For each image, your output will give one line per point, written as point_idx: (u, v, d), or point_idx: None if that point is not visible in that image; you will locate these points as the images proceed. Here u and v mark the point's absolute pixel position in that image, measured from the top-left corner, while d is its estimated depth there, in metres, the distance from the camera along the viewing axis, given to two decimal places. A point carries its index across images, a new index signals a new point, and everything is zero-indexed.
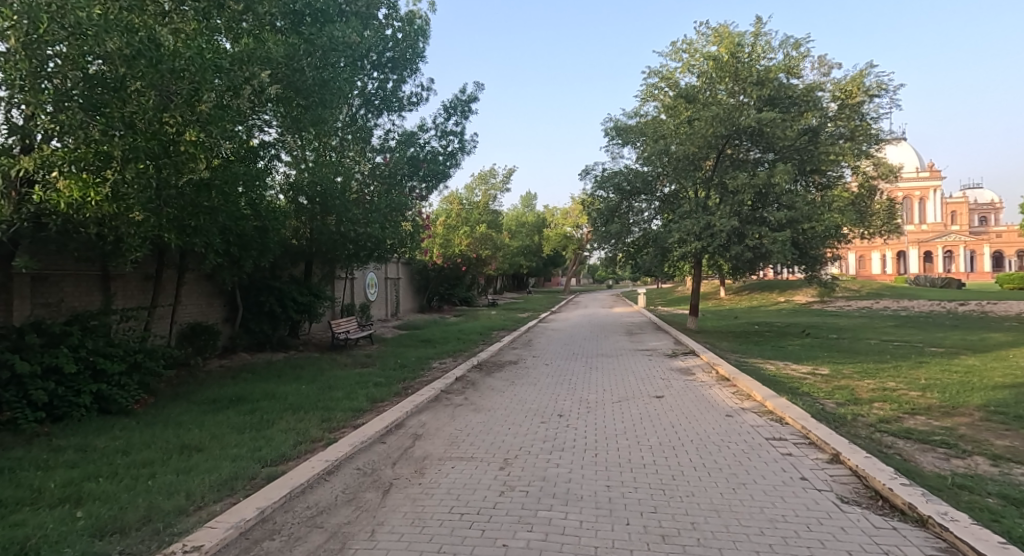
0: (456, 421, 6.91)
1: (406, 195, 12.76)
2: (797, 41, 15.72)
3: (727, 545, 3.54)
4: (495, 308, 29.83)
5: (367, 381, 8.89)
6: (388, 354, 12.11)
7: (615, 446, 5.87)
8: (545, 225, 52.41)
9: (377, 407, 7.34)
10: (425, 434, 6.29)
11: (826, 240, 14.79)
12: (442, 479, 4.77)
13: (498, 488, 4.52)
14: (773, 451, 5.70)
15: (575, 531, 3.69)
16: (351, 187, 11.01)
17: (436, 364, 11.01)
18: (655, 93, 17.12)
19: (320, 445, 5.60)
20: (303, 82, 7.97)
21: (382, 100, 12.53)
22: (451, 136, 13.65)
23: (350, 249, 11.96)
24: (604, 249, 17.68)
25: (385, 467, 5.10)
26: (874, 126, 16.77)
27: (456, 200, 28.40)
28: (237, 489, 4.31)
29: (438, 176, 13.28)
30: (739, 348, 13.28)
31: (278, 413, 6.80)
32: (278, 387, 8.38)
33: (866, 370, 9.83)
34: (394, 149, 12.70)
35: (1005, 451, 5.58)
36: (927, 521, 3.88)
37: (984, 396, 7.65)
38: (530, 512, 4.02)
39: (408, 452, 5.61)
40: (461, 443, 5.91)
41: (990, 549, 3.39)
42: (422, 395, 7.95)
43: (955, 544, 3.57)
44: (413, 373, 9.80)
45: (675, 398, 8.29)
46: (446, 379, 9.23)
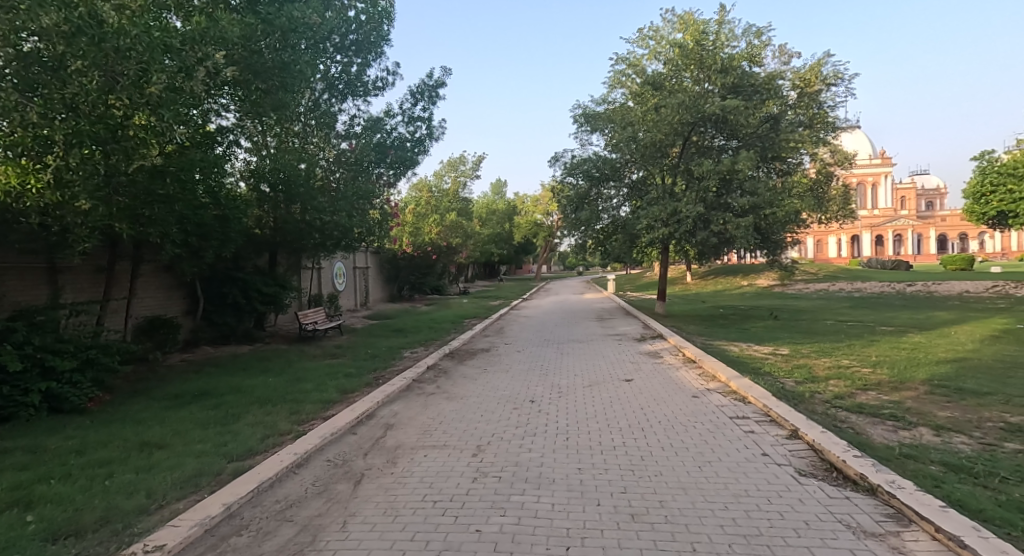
0: (428, 409, 7.00)
1: (373, 182, 12.65)
2: (759, 30, 16.04)
3: (693, 520, 3.73)
4: (467, 296, 29.95)
5: (337, 372, 8.87)
6: (359, 344, 12.09)
7: (586, 430, 6.04)
8: (514, 213, 52.42)
9: (348, 398, 7.35)
10: (397, 424, 6.35)
11: (787, 226, 15.24)
12: (415, 468, 4.86)
13: (471, 475, 4.63)
14: (736, 429, 5.96)
15: (547, 514, 3.83)
16: (315, 174, 10.87)
17: (408, 353, 11.03)
18: (622, 79, 17.45)
19: (288, 438, 5.61)
20: (261, 63, 7.92)
21: (346, 84, 12.26)
22: (419, 122, 13.57)
23: (316, 239, 11.81)
24: (574, 235, 17.92)
25: (356, 458, 5.16)
26: (831, 115, 17.37)
27: (425, 188, 28.84)
28: (200, 486, 4.32)
29: (406, 163, 13.22)
30: (705, 331, 13.62)
31: (245, 407, 6.77)
32: (243, 380, 8.30)
33: (823, 350, 10.29)
34: (360, 135, 12.47)
35: (946, 421, 5.94)
36: (877, 489, 4.15)
37: (929, 371, 8.11)
38: (504, 497, 4.14)
39: (380, 442, 5.68)
40: (434, 432, 5.99)
41: (932, 513, 3.66)
42: (394, 385, 7.99)
43: (901, 510, 3.85)
44: (383, 362, 9.84)
45: (644, 381, 8.53)
46: (417, 368, 9.28)
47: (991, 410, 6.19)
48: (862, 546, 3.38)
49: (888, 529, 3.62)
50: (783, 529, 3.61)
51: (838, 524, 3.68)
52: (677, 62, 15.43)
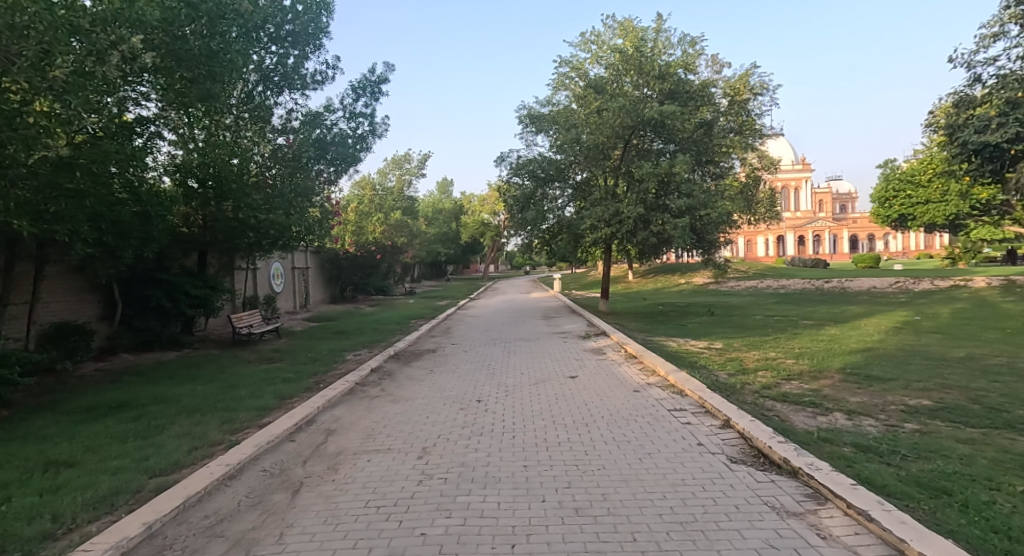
0: (372, 413, 7.03)
1: (312, 179, 12.45)
2: (693, 39, 16.83)
3: (634, 511, 4.00)
4: (412, 297, 29.81)
5: (274, 378, 8.73)
6: (298, 348, 11.89)
7: (532, 427, 6.26)
8: (461, 212, 52.39)
9: (286, 404, 7.27)
10: (338, 429, 6.37)
11: (720, 226, 16.05)
12: (357, 474, 4.92)
13: (416, 477, 4.74)
14: (675, 421, 6.32)
15: (492, 513, 3.99)
16: (248, 170, 10.73)
17: (351, 356, 10.95)
18: (566, 82, 17.96)
19: (219, 449, 5.52)
20: (185, 50, 7.60)
21: (282, 77, 11.79)
22: (361, 119, 13.45)
23: (251, 238, 11.56)
24: (520, 235, 18.27)
25: (295, 467, 5.15)
26: (758, 123, 18.54)
27: (367, 186, 28.85)
28: (117, 504, 4.21)
29: (347, 160, 13.06)
30: (646, 328, 14.16)
31: (170, 418, 6.60)
32: (169, 389, 8.05)
33: (752, 343, 10.97)
34: (298, 130, 12.11)
35: (857, 406, 6.52)
36: (798, 471, 4.56)
37: (843, 360, 8.85)
38: (449, 498, 4.27)
39: (320, 448, 5.69)
40: (377, 436, 6.05)
41: (843, 490, 4.07)
42: (335, 389, 7.95)
43: (818, 489, 4.25)
44: (324, 366, 9.74)
45: (588, 378, 8.85)
46: (360, 371, 9.25)
47: (894, 394, 6.84)
48: (785, 525, 3.71)
49: (807, 508, 3.99)
50: (716, 514, 3.92)
51: (763, 506, 4.04)
52: (618, 66, 15.87)
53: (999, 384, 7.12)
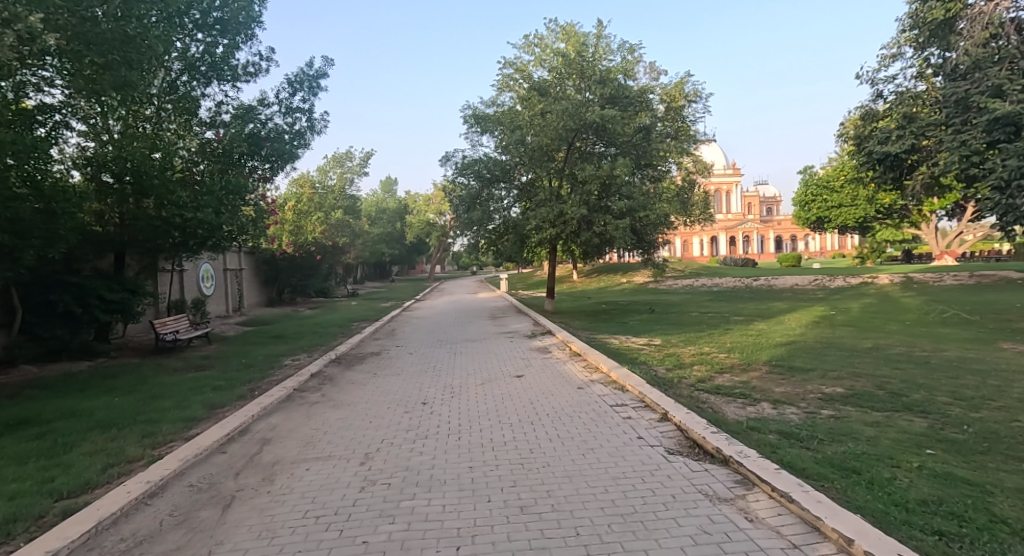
0: (311, 420, 6.93)
1: (245, 176, 12.06)
2: (632, 46, 17.42)
3: (577, 505, 4.19)
4: (355, 298, 29.35)
5: (203, 387, 8.43)
6: (230, 354, 11.51)
7: (478, 428, 6.38)
8: (406, 212, 51.93)
9: (216, 414, 7.05)
10: (274, 438, 6.24)
11: (658, 227, 16.70)
12: (294, 484, 4.82)
13: (358, 484, 4.73)
14: (616, 416, 6.59)
15: (436, 516, 4.06)
16: (172, 164, 10.24)
17: (289, 361, 10.72)
18: (510, 84, 18.28)
19: (138, 465, 5.28)
20: (96, 33, 7.23)
21: (209, 66, 11.47)
22: (298, 114, 13.16)
23: (175, 238, 11.01)
24: (466, 235, 18.45)
25: (226, 480, 4.96)
26: (693, 129, 19.44)
27: (306, 183, 27.21)
28: (18, 530, 3.91)
29: (283, 157, 12.46)
30: (590, 326, 14.56)
31: (80, 434, 6.28)
32: (83, 403, 7.66)
33: (688, 339, 11.52)
34: (229, 123, 11.79)
35: (781, 395, 7.01)
36: (729, 460, 4.89)
37: (770, 353, 9.46)
38: (392, 504, 4.30)
39: (254, 459, 5.53)
40: (317, 443, 5.98)
41: (768, 475, 4.41)
42: (271, 396, 7.78)
43: (746, 475, 4.58)
44: (259, 373, 9.48)
45: (533, 376, 9.06)
46: (299, 377, 9.08)
47: (814, 383, 7.40)
48: (716, 511, 3.99)
49: (736, 494, 4.30)
50: (654, 504, 4.17)
51: (697, 494, 4.32)
52: (561, 70, 16.25)
53: (900, 371, 7.87)
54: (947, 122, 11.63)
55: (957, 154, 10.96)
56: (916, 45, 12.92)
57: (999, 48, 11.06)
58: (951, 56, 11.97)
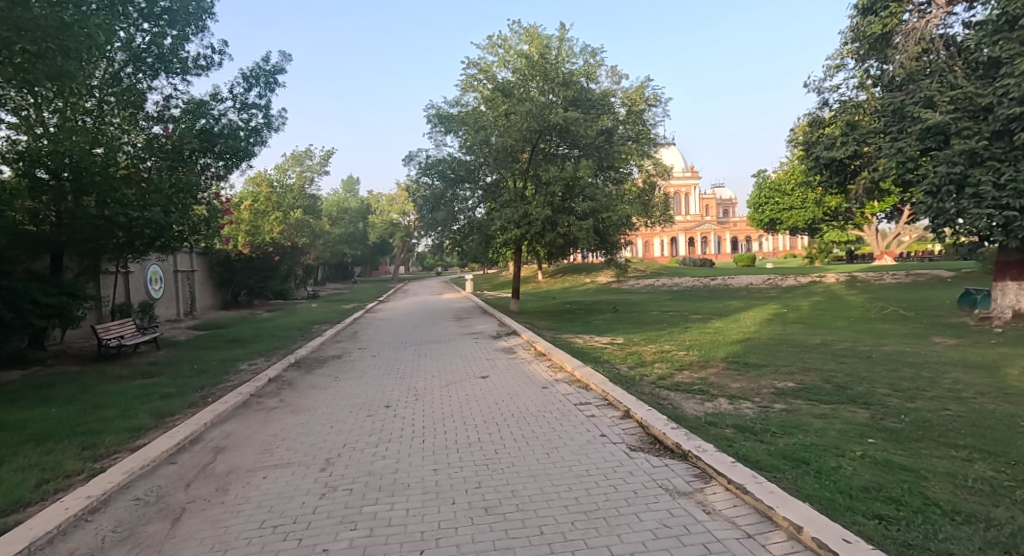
0: (269, 426, 6.79)
1: (197, 174, 11.71)
2: (594, 50, 17.69)
3: (541, 504, 4.28)
4: (315, 300, 28.83)
5: (151, 395, 8.14)
6: (182, 360, 11.14)
7: (443, 429, 6.41)
8: (368, 212, 51.23)
9: (164, 424, 6.81)
10: (229, 446, 6.07)
11: (620, 229, 17.03)
12: (250, 493, 4.69)
13: (319, 491, 4.67)
14: (579, 414, 6.73)
15: (400, 520, 4.07)
16: (114, 160, 9.82)
17: (245, 366, 10.45)
18: (474, 84, 18.35)
19: (78, 479, 5.03)
20: (29, 20, 6.77)
21: (157, 58, 11.15)
22: (254, 110, 12.88)
23: (120, 237, 10.38)
24: (431, 236, 18.44)
25: (176, 492, 4.76)
26: (653, 132, 19.88)
27: (264, 182, 27.23)
28: None
29: (238, 154, 12.19)
30: (554, 326, 14.70)
31: (13, 448, 5.95)
32: (18, 415, 7.29)
33: (650, 337, 11.78)
34: (179, 119, 11.46)
35: (737, 391, 7.27)
36: (688, 455, 5.06)
37: (726, 350, 9.79)
38: (354, 510, 4.28)
39: (207, 469, 5.35)
40: (274, 450, 5.87)
41: (725, 468, 4.60)
42: (226, 403, 7.58)
43: (704, 469, 4.77)
44: (213, 379, 9.22)
45: (498, 377, 9.14)
46: (256, 382, 8.88)
47: (767, 378, 7.70)
48: (676, 505, 4.14)
49: (694, 487, 4.48)
50: (617, 500, 4.29)
51: (658, 489, 4.47)
52: (525, 71, 16.38)
53: (845, 365, 8.28)
54: (886, 130, 12.39)
55: (894, 161, 11.72)
56: (857, 57, 13.87)
57: (931, 61, 11.91)
58: (888, 68, 12.81)
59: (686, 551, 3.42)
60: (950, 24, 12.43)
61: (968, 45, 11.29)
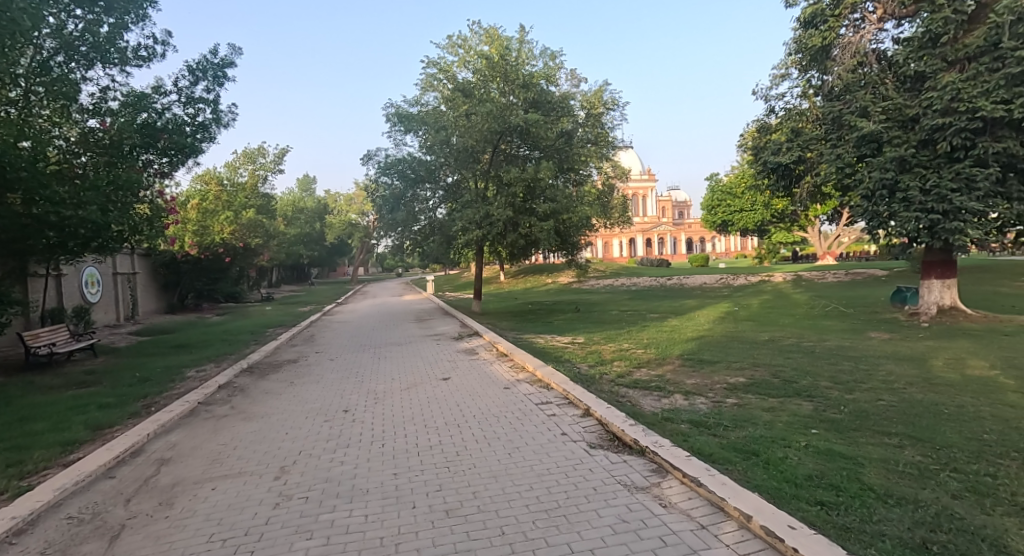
0: (218, 435, 6.59)
1: (139, 171, 11.12)
2: (554, 53, 17.90)
3: (502, 505, 4.34)
4: (269, 303, 28.11)
5: (87, 406, 7.77)
6: (122, 368, 10.68)
7: (403, 433, 6.41)
8: (326, 212, 50.22)
9: (101, 436, 6.50)
10: (174, 457, 5.85)
11: (580, 230, 17.28)
12: (198, 506, 4.53)
13: (272, 501, 4.58)
14: (541, 414, 6.83)
15: (358, 527, 4.05)
16: (44, 155, 9.13)
17: (192, 373, 10.09)
18: (434, 83, 18.31)
19: (5, 498, 4.74)
20: None
21: (92, 47, 10.54)
22: (201, 104, 12.46)
23: (51, 238, 9.87)
24: (391, 236, 18.28)
25: (115, 508, 4.55)
26: (612, 135, 20.25)
27: (212, 179, 25.43)
28: None
29: (184, 150, 11.56)
30: (516, 327, 14.78)
31: None
32: None
33: (609, 336, 12.01)
34: (117, 112, 10.79)
35: (692, 387, 7.51)
36: (646, 450, 5.21)
37: (682, 347, 10.09)
38: (311, 518, 4.23)
39: (150, 482, 5.13)
40: (224, 460, 5.69)
41: (680, 462, 4.76)
42: (171, 412, 7.30)
43: (660, 464, 4.93)
44: (156, 388, 8.88)
45: (460, 378, 9.16)
46: (204, 389, 8.60)
47: (720, 374, 7.98)
48: (634, 500, 4.27)
49: (652, 482, 4.63)
50: (577, 498, 4.40)
51: (617, 485, 4.60)
52: (485, 72, 16.46)
53: (792, 359, 8.67)
54: (827, 137, 13.06)
55: (833, 167, 12.47)
56: (799, 68, 14.40)
57: (866, 74, 12.63)
58: (828, 79, 13.47)
59: (644, 545, 3.54)
60: (881, 39, 13.21)
61: (897, 59, 12.10)
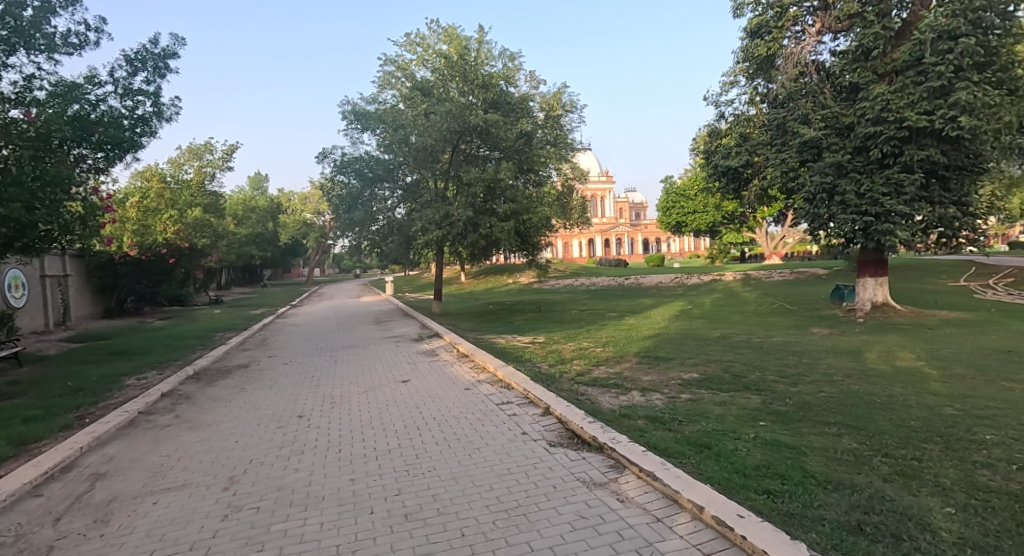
0: (160, 446, 6.35)
1: (71, 167, 10.36)
2: (513, 54, 17.98)
3: (463, 506, 4.38)
4: (218, 306, 27.17)
5: (13, 420, 7.34)
6: (52, 378, 10.13)
7: (361, 437, 6.36)
8: (279, 211, 48.93)
9: (29, 452, 6.15)
10: (111, 471, 5.59)
11: (540, 231, 17.46)
12: (137, 522, 4.35)
13: (221, 513, 4.47)
14: (502, 414, 6.89)
15: (314, 536, 4.01)
16: None
17: (132, 382, 9.67)
18: (392, 81, 18.15)
19: None
20: None
21: (14, 32, 9.45)
22: (139, 96, 11.95)
23: None
24: (348, 236, 18.04)
25: (45, 527, 4.31)
26: (571, 137, 20.47)
27: (155, 176, 25.00)
28: None
29: (120, 144, 10.85)
30: (476, 327, 14.82)
31: None
32: None
33: (569, 335, 12.19)
34: (45, 103, 9.97)
35: (648, 383, 7.72)
36: (604, 446, 5.34)
37: (639, 345, 10.35)
38: (263, 529, 4.15)
39: (83, 498, 4.89)
40: (166, 473, 5.49)
41: (637, 457, 4.90)
42: (107, 423, 6.98)
43: (618, 459, 5.07)
44: (91, 398, 8.47)
45: (419, 380, 9.13)
46: (146, 398, 8.26)
47: (675, 370, 8.23)
48: (593, 496, 4.38)
49: (610, 477, 4.76)
50: (537, 496, 4.48)
51: (576, 482, 4.70)
52: (444, 72, 16.49)
53: (741, 355, 9.01)
54: (772, 142, 13.61)
55: (778, 170, 12.75)
56: (748, 75, 14.86)
57: (806, 84, 13.15)
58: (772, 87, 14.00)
59: (602, 540, 3.64)
60: (819, 51, 13.80)
61: (833, 71, 12.58)
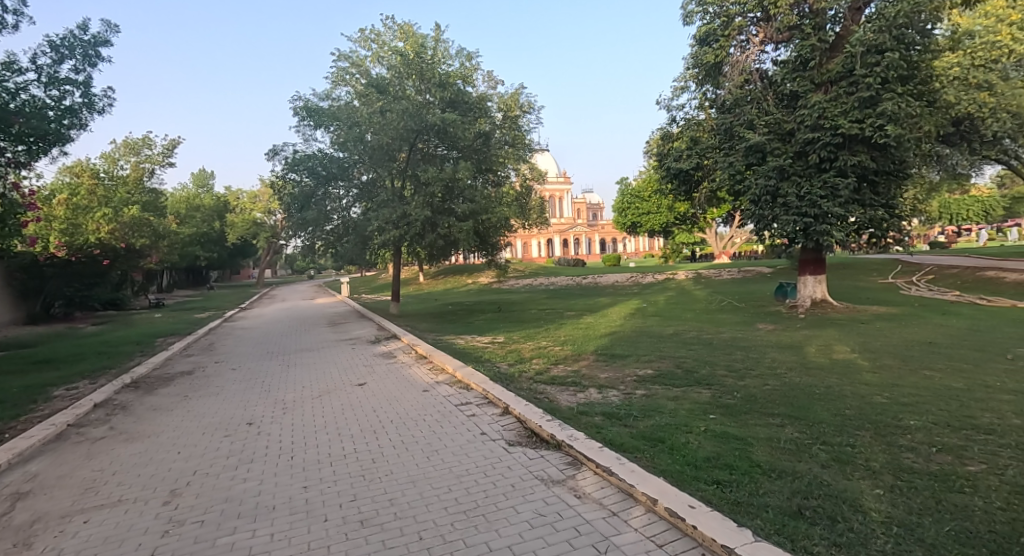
0: (92, 461, 6.07)
1: None
2: (470, 53, 17.98)
3: (420, 510, 4.38)
4: (161, 310, 26.07)
5: None
6: None
7: (316, 443, 6.26)
8: (228, 210, 47.31)
9: None
10: (35, 490, 5.31)
11: (499, 231, 17.52)
12: (64, 543, 4.16)
13: (161, 529, 4.32)
14: (461, 415, 6.91)
15: (264, 547, 3.94)
16: None
17: (60, 393, 9.18)
18: (346, 77, 17.89)
19: None
20: None
21: None
22: (67, 85, 11.35)
23: None
24: (300, 236, 17.62)
25: None
26: (529, 138, 20.58)
27: (86, 171, 24.20)
28: None
29: (45, 137, 10.18)
30: (436, 327, 14.78)
31: None
32: None
33: (528, 335, 12.28)
34: None
35: (605, 381, 7.87)
36: (562, 444, 5.43)
37: (597, 343, 10.53)
38: (208, 543, 4.05)
39: (3, 520, 4.63)
40: (98, 489, 5.25)
41: (593, 454, 5.00)
42: (30, 438, 6.61)
43: (575, 456, 5.16)
44: (14, 411, 8.00)
45: (377, 383, 9.03)
46: (76, 410, 7.87)
47: (631, 368, 8.41)
48: (551, 494, 4.46)
49: (568, 474, 4.85)
50: (496, 496, 4.52)
51: (535, 480, 4.77)
52: (400, 69, 16.28)
53: (693, 351, 9.29)
54: (720, 146, 14.10)
55: (727, 173, 13.30)
56: (697, 81, 15.30)
57: (751, 90, 13.60)
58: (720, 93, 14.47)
59: (560, 536, 3.72)
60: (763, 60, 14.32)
61: (774, 79, 13.11)
